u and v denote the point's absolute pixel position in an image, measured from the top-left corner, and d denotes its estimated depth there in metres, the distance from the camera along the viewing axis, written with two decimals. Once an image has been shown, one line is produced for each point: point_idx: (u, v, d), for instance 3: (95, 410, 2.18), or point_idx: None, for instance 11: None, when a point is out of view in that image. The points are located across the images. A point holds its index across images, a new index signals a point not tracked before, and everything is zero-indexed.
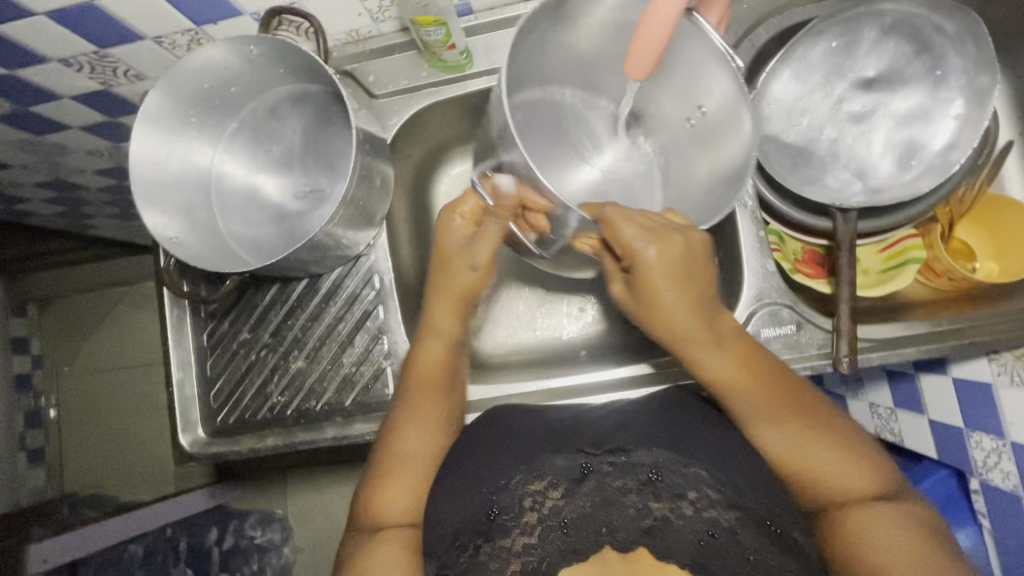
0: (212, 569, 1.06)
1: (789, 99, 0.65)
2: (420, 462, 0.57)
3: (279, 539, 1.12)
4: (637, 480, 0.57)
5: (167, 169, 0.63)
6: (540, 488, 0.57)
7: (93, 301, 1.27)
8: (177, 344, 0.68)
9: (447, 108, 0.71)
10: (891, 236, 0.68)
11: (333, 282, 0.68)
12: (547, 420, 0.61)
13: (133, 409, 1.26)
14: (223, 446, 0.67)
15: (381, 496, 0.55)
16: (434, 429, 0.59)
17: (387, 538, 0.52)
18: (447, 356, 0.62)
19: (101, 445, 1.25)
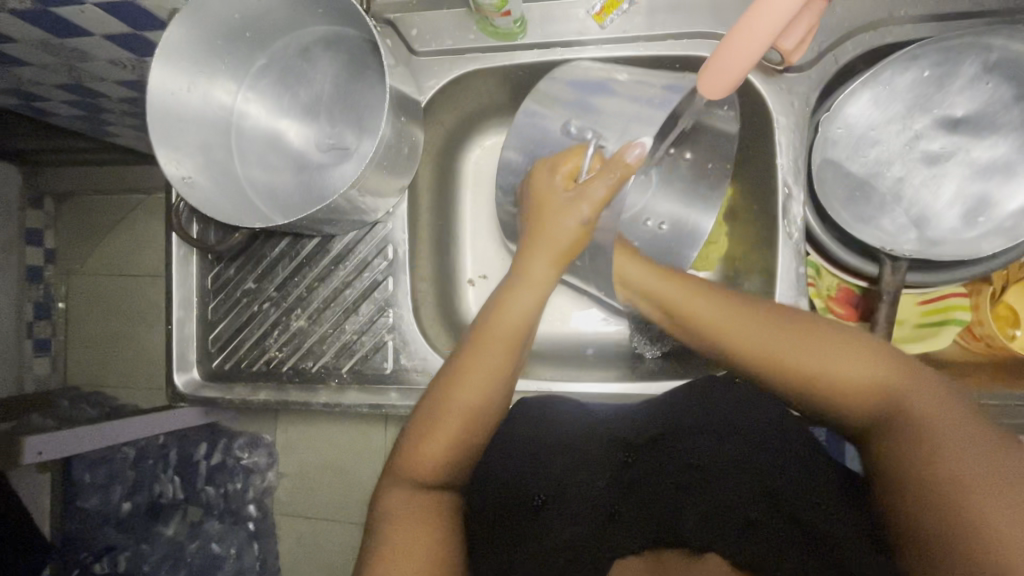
0: (199, 481, 1.11)
1: (861, 128, 0.60)
2: (464, 419, 0.53)
3: (264, 464, 1.13)
4: (679, 466, 0.56)
5: (187, 102, 0.59)
6: (587, 477, 0.57)
7: (106, 205, 1.25)
8: (180, 282, 0.66)
9: (490, 77, 0.66)
10: (940, 290, 0.63)
11: (345, 245, 0.66)
12: (581, 417, 0.62)
13: (136, 318, 1.26)
14: (216, 391, 0.66)
15: (424, 445, 0.53)
16: (491, 388, 0.54)
17: (424, 499, 0.51)
18: (532, 314, 0.56)
19: (102, 349, 1.26)
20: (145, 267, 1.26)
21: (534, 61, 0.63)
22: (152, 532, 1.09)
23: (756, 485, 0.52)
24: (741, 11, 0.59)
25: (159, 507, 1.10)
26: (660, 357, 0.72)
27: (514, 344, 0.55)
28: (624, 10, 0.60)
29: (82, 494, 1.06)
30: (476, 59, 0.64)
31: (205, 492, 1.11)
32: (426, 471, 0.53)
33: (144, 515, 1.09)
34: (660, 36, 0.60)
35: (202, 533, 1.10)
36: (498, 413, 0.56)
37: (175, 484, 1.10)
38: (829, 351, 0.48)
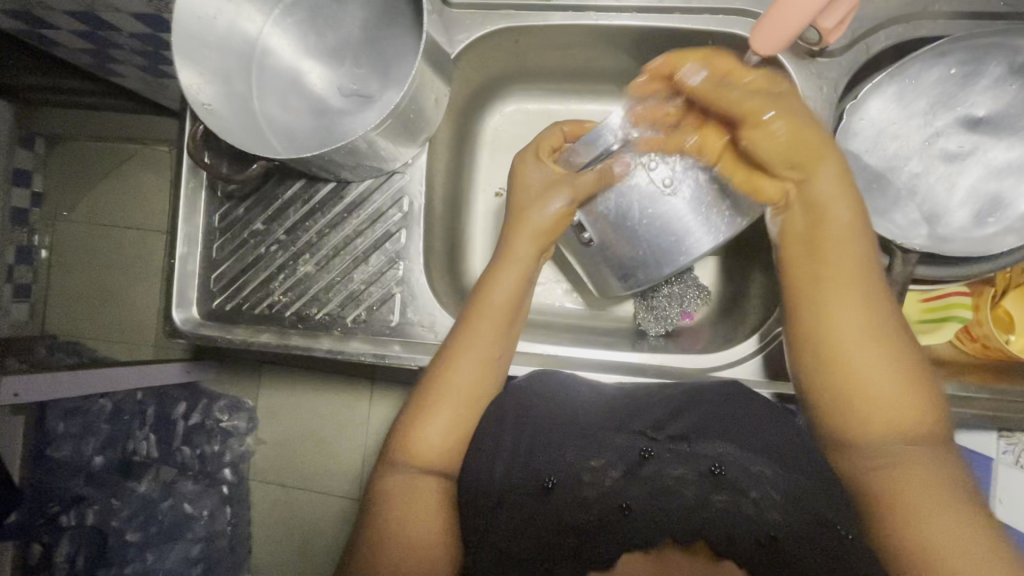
0: (176, 440, 1.08)
1: (883, 121, 0.61)
2: (459, 394, 0.57)
3: (243, 429, 1.12)
4: (697, 472, 0.52)
5: (211, 29, 0.58)
6: (601, 467, 0.53)
7: (105, 150, 1.22)
8: (185, 217, 0.65)
9: (521, 37, 0.65)
10: (941, 289, 0.64)
11: (360, 193, 0.65)
12: (590, 393, 0.60)
13: (125, 267, 1.23)
14: (216, 331, 0.65)
15: (421, 428, 0.57)
16: (485, 365, 0.59)
17: (424, 482, 0.55)
18: (521, 283, 0.61)
19: (89, 296, 1.23)
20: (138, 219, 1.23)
21: (568, 24, 0.62)
22: (124, 489, 1.05)
23: (779, 495, 0.49)
24: None
25: (132, 464, 1.06)
26: (662, 336, 0.74)
27: (505, 321, 0.60)
28: None
29: (54, 443, 1.01)
30: (511, 16, 0.63)
31: (181, 452, 1.08)
32: (426, 434, 0.56)
33: (116, 471, 1.05)
34: (696, 9, 0.60)
35: (175, 493, 1.07)
36: (506, 351, 0.61)
37: (151, 441, 1.07)
38: (815, 195, 0.53)
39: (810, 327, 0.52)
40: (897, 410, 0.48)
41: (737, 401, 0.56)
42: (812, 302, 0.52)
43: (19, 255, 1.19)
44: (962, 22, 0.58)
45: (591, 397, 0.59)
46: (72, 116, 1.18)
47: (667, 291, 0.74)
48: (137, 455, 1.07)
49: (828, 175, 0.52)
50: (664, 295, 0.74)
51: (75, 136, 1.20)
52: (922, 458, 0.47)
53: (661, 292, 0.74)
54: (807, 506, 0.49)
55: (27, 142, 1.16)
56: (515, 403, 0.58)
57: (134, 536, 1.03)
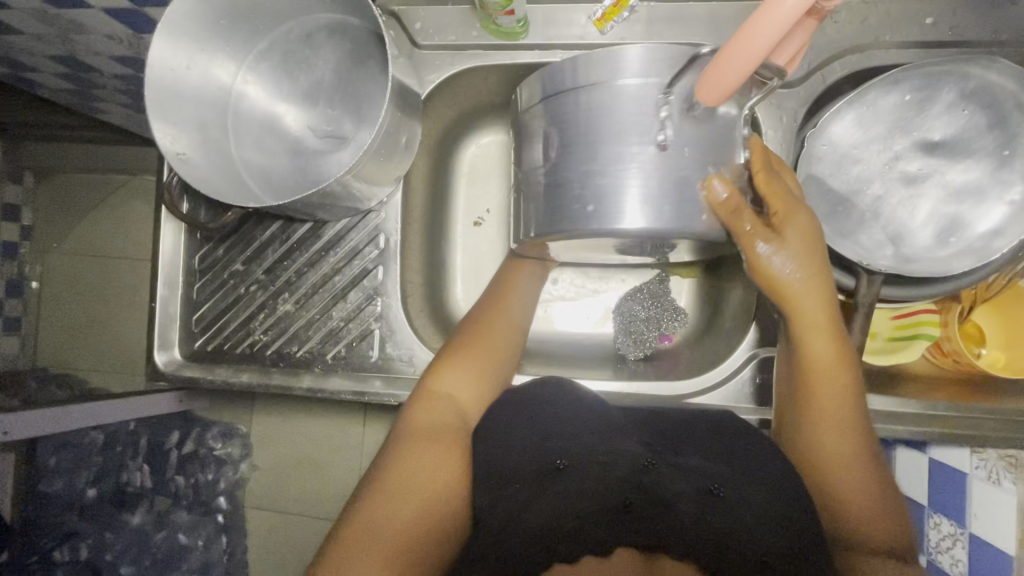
0: (169, 470, 1.08)
1: (843, 147, 0.63)
2: (483, 359, 0.62)
3: (237, 456, 1.12)
4: (697, 490, 0.51)
5: (186, 80, 0.59)
6: (607, 463, 0.53)
7: (91, 182, 1.23)
8: (166, 260, 0.66)
9: (491, 75, 0.67)
10: (910, 306, 0.66)
11: (337, 231, 0.66)
12: (589, 406, 0.58)
13: (114, 301, 1.24)
14: (198, 371, 0.65)
15: (448, 381, 0.60)
16: (508, 352, 0.64)
17: (443, 434, 0.57)
18: (523, 309, 0.66)
19: (78, 327, 1.24)
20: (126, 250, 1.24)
21: (536, 61, 0.64)
22: (117, 522, 1.05)
23: (774, 510, 0.50)
24: (737, 25, 0.61)
25: (124, 496, 1.06)
26: (641, 359, 0.75)
27: (509, 336, 0.64)
28: (624, 18, 0.62)
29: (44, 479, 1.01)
30: (478, 56, 0.64)
31: (174, 482, 1.08)
32: (434, 402, 0.59)
33: (109, 503, 1.06)
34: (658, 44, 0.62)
35: (168, 524, 1.07)
36: (513, 353, 0.65)
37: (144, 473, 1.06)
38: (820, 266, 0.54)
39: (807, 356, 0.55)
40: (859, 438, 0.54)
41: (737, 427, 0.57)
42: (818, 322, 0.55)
43: (8, 289, 1.18)
44: (912, 51, 0.61)
45: (590, 410, 0.58)
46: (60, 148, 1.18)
47: (644, 313, 0.77)
48: (131, 486, 1.06)
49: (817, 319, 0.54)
50: (642, 319, 0.76)
51: (65, 169, 1.20)
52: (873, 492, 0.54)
53: (639, 315, 0.77)
54: (795, 526, 0.49)
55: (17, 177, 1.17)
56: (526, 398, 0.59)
57: (128, 569, 1.03)
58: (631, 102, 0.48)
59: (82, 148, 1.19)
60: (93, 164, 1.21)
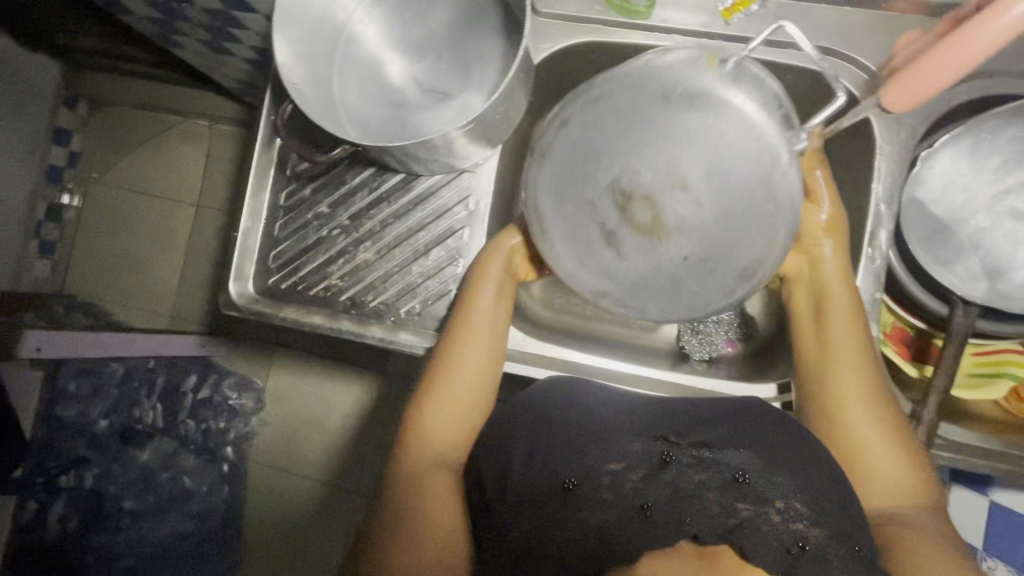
0: (181, 413, 1.09)
1: (951, 173, 0.62)
2: (454, 387, 0.58)
3: (250, 408, 1.15)
4: (719, 479, 0.48)
5: (308, 10, 0.59)
6: (621, 468, 0.50)
7: (144, 118, 1.24)
8: (253, 192, 0.64)
9: (602, 53, 0.65)
10: (995, 344, 0.63)
11: (427, 187, 0.66)
12: (614, 401, 0.59)
13: (151, 240, 1.24)
14: (268, 307, 0.64)
15: (424, 416, 0.58)
16: (480, 373, 0.59)
17: (433, 473, 0.56)
18: (491, 328, 0.60)
19: (110, 258, 1.24)
20: (167, 185, 1.23)
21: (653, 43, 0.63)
22: (126, 455, 1.03)
23: (803, 510, 0.46)
24: (865, 35, 0.60)
25: (135, 432, 1.05)
26: (706, 361, 0.74)
27: (474, 365, 0.59)
28: (753, 11, 0.60)
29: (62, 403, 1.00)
30: (596, 31, 0.64)
31: (185, 426, 1.08)
32: (423, 454, 0.57)
33: (117, 437, 1.04)
34: (782, 42, 0.61)
35: (175, 465, 1.05)
36: (486, 384, 0.60)
37: (156, 412, 1.07)
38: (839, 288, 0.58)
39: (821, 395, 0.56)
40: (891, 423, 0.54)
41: (759, 421, 0.54)
42: (834, 359, 0.56)
43: (49, 213, 1.21)
44: None
45: (615, 402, 0.58)
46: (122, 80, 1.21)
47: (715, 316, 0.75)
48: (140, 424, 1.05)
49: (842, 323, 0.57)
50: (712, 321, 0.75)
51: (119, 104, 1.23)
52: (933, 547, 0.49)
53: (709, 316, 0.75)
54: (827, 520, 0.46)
55: (73, 103, 1.19)
56: (536, 406, 0.58)
57: (132, 504, 1.01)
58: (673, 82, 0.53)
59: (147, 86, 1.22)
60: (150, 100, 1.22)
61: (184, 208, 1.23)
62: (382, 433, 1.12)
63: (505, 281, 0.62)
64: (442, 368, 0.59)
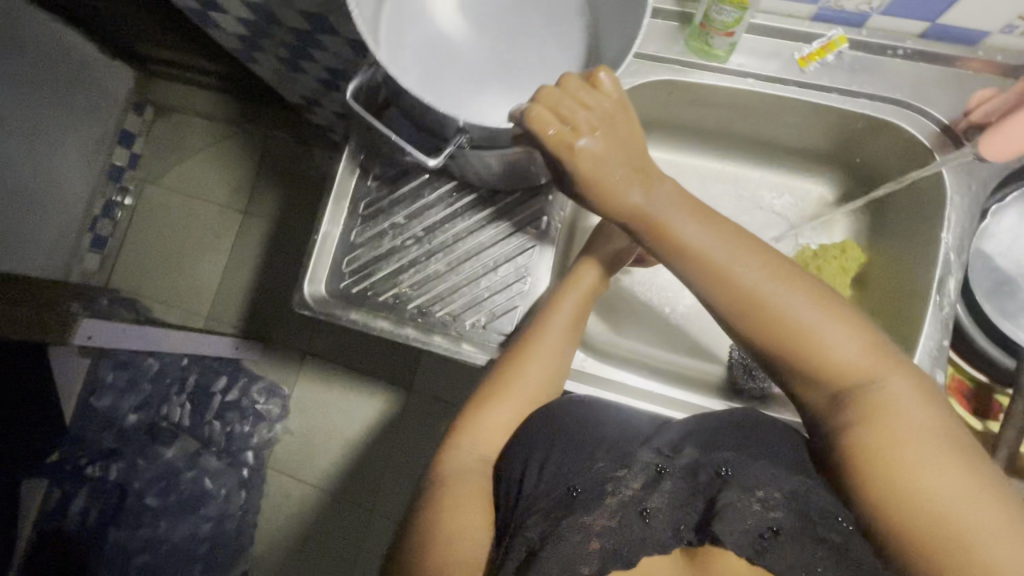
0: (208, 414, 1.10)
1: (1018, 229, 0.64)
2: (516, 392, 0.60)
3: (277, 415, 1.15)
4: (700, 475, 0.49)
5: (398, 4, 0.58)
6: (622, 476, 0.50)
7: (203, 125, 1.30)
8: (336, 199, 0.68)
9: (675, 90, 0.69)
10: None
11: (502, 207, 0.68)
12: (625, 419, 0.57)
13: (199, 241, 1.28)
14: (340, 310, 0.67)
15: (478, 418, 0.59)
16: (546, 384, 0.61)
17: (471, 471, 0.55)
18: (562, 344, 0.63)
19: (156, 256, 1.27)
20: (220, 192, 1.28)
21: (725, 85, 0.66)
22: (151, 451, 1.05)
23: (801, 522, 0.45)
24: (940, 89, 0.62)
25: (159, 430, 1.07)
26: (756, 397, 0.71)
27: (536, 379, 0.61)
28: (828, 62, 0.64)
29: (99, 392, 1.04)
30: (676, 70, 0.67)
31: (210, 426, 1.10)
32: (472, 454, 0.57)
33: (143, 433, 1.06)
34: (854, 92, 0.64)
35: (198, 465, 1.07)
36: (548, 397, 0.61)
37: (186, 408, 1.09)
38: (795, 302, 0.46)
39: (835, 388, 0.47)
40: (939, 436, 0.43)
41: (751, 422, 0.53)
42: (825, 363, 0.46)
43: (104, 209, 1.25)
44: None
45: (632, 418, 0.58)
46: (182, 89, 1.28)
47: None
48: (166, 421, 1.08)
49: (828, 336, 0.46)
50: None
51: (181, 109, 1.30)
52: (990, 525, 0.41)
53: None
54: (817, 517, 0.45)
55: (140, 108, 1.28)
56: (551, 422, 0.56)
57: (153, 500, 1.03)
58: None
59: (206, 95, 1.28)
60: (209, 109, 1.29)
61: (237, 216, 1.27)
62: (409, 449, 1.13)
63: (581, 307, 0.65)
64: (502, 372, 0.61)
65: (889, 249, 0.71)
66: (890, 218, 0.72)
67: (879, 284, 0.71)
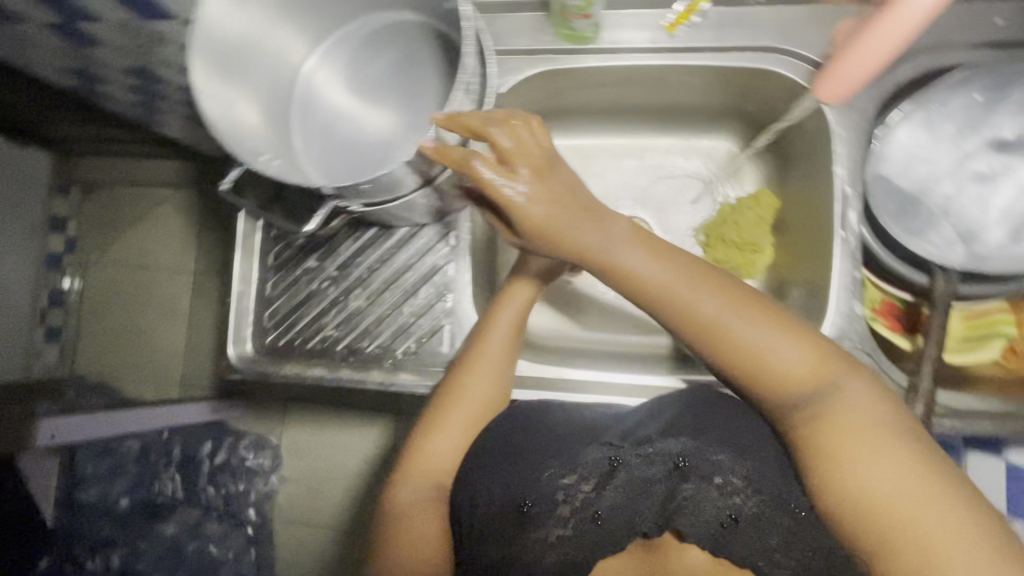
0: (201, 480, 1.07)
1: (913, 145, 0.64)
2: (465, 411, 0.59)
3: (269, 466, 1.11)
4: (662, 467, 0.51)
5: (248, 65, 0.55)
6: (573, 481, 0.51)
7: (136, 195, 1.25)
8: (243, 257, 0.67)
9: (560, 79, 0.69)
10: (983, 304, 0.64)
11: (410, 230, 0.68)
12: (579, 418, 0.58)
13: (156, 312, 1.25)
14: (269, 365, 0.66)
15: (428, 444, 0.58)
16: (492, 398, 0.60)
17: (428, 500, 0.56)
18: (503, 357, 0.61)
19: (112, 336, 1.24)
20: (166, 259, 1.24)
21: (600, 66, 0.67)
22: (148, 531, 1.02)
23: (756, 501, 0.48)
24: (806, 28, 0.63)
25: (156, 507, 1.04)
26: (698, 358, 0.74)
27: (480, 397, 0.59)
28: (696, 23, 0.64)
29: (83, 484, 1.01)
30: (552, 59, 0.67)
31: (206, 492, 1.06)
32: (426, 481, 0.57)
33: (140, 514, 1.03)
34: (728, 48, 0.64)
35: (200, 535, 1.04)
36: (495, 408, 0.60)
37: (176, 484, 1.05)
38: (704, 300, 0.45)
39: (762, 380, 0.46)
40: (865, 415, 0.44)
41: (703, 401, 0.55)
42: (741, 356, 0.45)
43: (51, 300, 1.21)
44: (985, 52, 0.62)
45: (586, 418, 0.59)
46: (108, 162, 1.22)
47: None
48: (161, 497, 1.05)
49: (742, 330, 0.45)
50: None
51: (111, 183, 1.24)
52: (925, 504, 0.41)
53: None
54: (772, 498, 0.48)
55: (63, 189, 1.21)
56: (498, 437, 0.56)
57: None
58: None
59: (134, 164, 1.22)
60: (138, 178, 1.23)
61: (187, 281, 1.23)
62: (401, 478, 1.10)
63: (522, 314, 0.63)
64: (445, 399, 0.59)
65: (799, 191, 0.72)
66: (793, 160, 0.72)
67: (796, 227, 0.72)
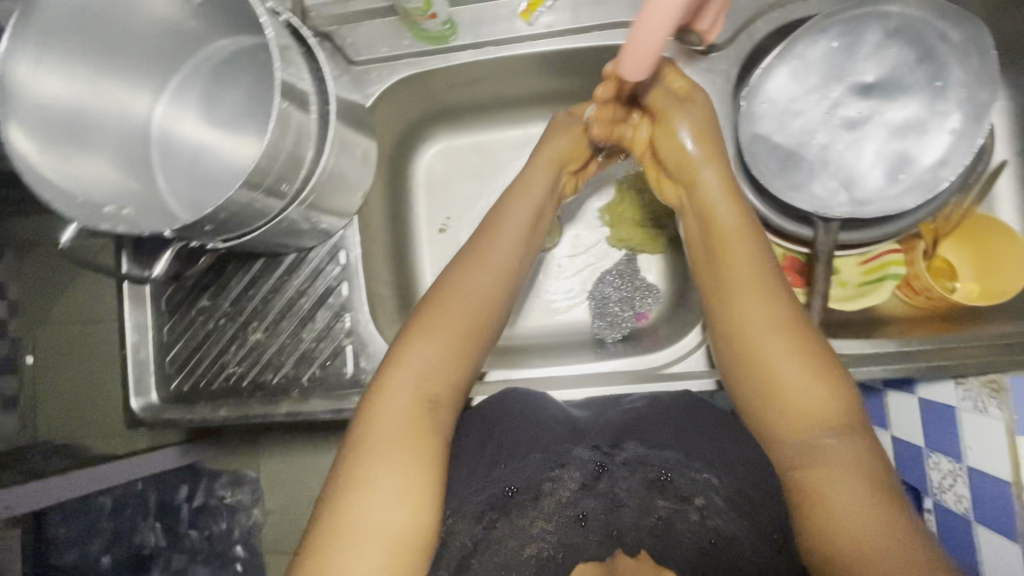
0: (182, 525, 1.04)
1: (784, 99, 0.63)
2: (453, 321, 0.52)
3: (248, 501, 1.04)
4: (647, 478, 0.57)
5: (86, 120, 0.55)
6: (561, 477, 0.58)
7: None
8: (133, 309, 0.66)
9: (431, 80, 0.68)
10: (875, 250, 0.66)
11: (299, 255, 0.66)
12: (559, 410, 0.62)
13: (99, 362, 1.05)
14: (176, 413, 0.66)
15: (413, 353, 0.51)
16: (487, 310, 0.54)
17: (409, 413, 0.48)
18: (499, 275, 0.55)
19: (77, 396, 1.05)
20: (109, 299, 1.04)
21: (469, 61, 0.66)
22: None
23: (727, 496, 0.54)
24: None
25: (142, 558, 1.03)
26: (620, 341, 0.75)
27: (472, 314, 0.53)
28: (550, 7, 0.63)
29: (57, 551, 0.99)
30: (413, 63, 0.66)
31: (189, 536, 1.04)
32: (410, 397, 0.49)
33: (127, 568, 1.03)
34: (585, 28, 0.63)
35: None
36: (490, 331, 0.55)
37: (159, 531, 1.03)
38: (743, 256, 0.51)
39: (729, 331, 0.50)
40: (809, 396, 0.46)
41: (686, 405, 0.60)
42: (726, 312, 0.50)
43: None
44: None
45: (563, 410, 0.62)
46: None
47: (616, 294, 0.77)
48: (145, 548, 1.03)
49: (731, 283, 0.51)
50: (615, 300, 0.76)
51: None
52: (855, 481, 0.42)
53: (610, 296, 0.77)
54: (746, 506, 0.52)
55: None
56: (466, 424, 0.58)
57: None
58: None
59: None
60: None
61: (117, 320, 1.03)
62: None
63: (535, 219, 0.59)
64: (435, 305, 0.53)
65: None
66: None
67: None
